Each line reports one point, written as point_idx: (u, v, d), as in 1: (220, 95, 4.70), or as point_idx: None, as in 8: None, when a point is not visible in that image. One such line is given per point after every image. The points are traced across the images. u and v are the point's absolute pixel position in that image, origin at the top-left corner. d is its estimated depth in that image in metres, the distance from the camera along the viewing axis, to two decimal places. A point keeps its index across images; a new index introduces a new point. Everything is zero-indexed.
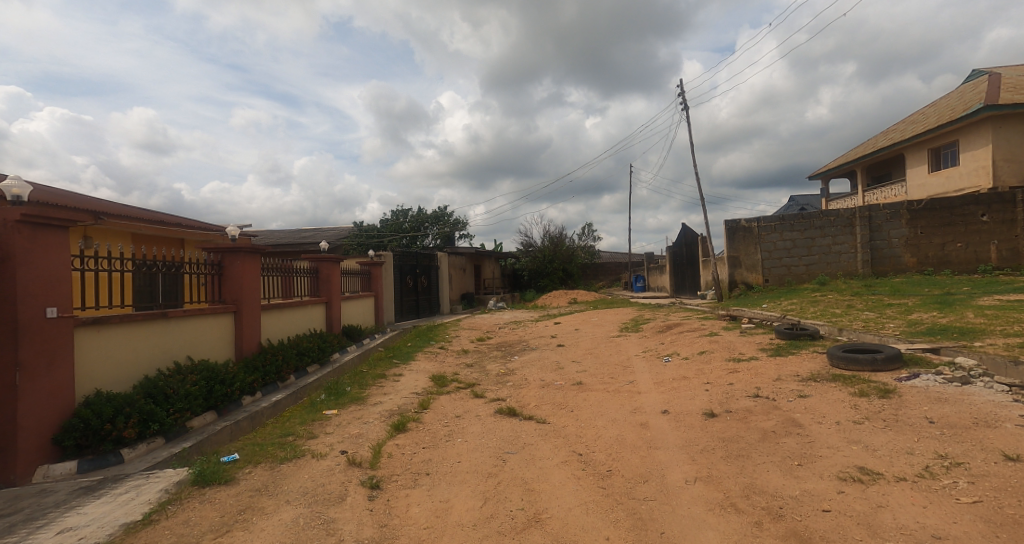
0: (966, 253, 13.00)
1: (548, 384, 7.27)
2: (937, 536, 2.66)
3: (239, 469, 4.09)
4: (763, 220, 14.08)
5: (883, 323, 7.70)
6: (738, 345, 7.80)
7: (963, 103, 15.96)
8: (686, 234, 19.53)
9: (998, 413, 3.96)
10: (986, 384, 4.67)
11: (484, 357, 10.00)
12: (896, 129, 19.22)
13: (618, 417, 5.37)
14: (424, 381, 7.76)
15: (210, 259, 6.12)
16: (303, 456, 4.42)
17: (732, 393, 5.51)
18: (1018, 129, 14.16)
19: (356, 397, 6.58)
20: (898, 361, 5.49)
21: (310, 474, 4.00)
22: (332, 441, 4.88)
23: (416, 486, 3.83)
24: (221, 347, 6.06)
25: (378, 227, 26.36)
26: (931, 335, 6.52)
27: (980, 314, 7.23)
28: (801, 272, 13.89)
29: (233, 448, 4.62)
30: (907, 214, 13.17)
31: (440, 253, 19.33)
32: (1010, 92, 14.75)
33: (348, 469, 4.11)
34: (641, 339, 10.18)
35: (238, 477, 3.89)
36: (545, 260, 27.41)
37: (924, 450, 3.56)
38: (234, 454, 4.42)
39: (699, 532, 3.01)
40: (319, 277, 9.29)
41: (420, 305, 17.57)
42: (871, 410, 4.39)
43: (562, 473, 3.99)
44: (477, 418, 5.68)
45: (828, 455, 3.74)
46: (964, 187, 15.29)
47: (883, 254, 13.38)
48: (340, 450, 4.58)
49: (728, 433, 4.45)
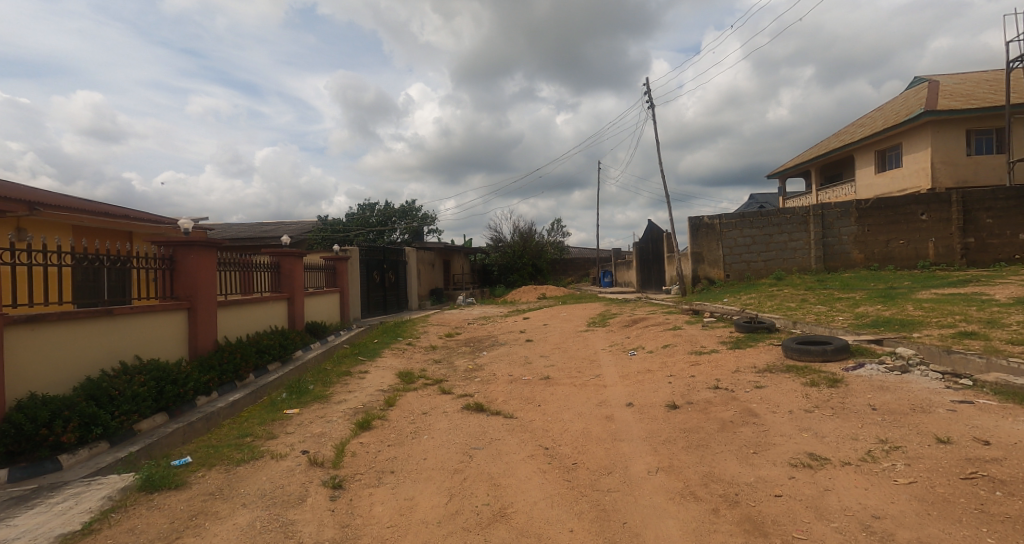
0: (908, 249, 13.63)
1: (516, 379, 7.31)
2: (876, 516, 2.83)
3: (191, 473, 3.96)
4: (724, 217, 14.53)
5: (833, 316, 8.07)
6: (700, 338, 8.04)
7: (906, 108, 16.87)
8: (653, 230, 19.93)
9: (933, 399, 4.22)
10: (923, 372, 4.94)
11: (452, 353, 9.97)
12: (848, 131, 20.15)
13: (584, 411, 5.46)
14: (390, 378, 7.68)
15: (161, 253, 5.85)
16: (261, 457, 4.31)
17: (694, 385, 5.68)
18: (953, 134, 15.10)
19: (320, 396, 6.46)
20: (846, 352, 5.77)
21: (269, 476, 3.92)
22: (293, 441, 4.78)
23: (380, 484, 3.80)
24: (174, 345, 5.86)
25: (344, 221, 25.76)
26: (875, 327, 6.88)
27: (919, 307, 7.68)
28: (759, 267, 14.41)
29: (186, 451, 4.48)
30: (856, 213, 13.80)
31: (408, 248, 19.08)
32: (948, 99, 15.70)
33: (310, 469, 4.05)
34: (607, 334, 10.33)
35: (190, 481, 3.78)
36: (515, 255, 27.50)
37: (867, 435, 3.76)
38: (187, 457, 4.29)
39: (660, 521, 3.10)
40: (280, 272, 9.04)
41: (388, 300, 17.35)
42: (821, 399, 4.61)
43: (529, 468, 4.03)
44: (444, 414, 5.67)
45: (781, 442, 3.91)
46: (906, 187, 16.16)
47: (834, 250, 13.99)
48: (301, 450, 4.50)
49: (689, 424, 4.59)
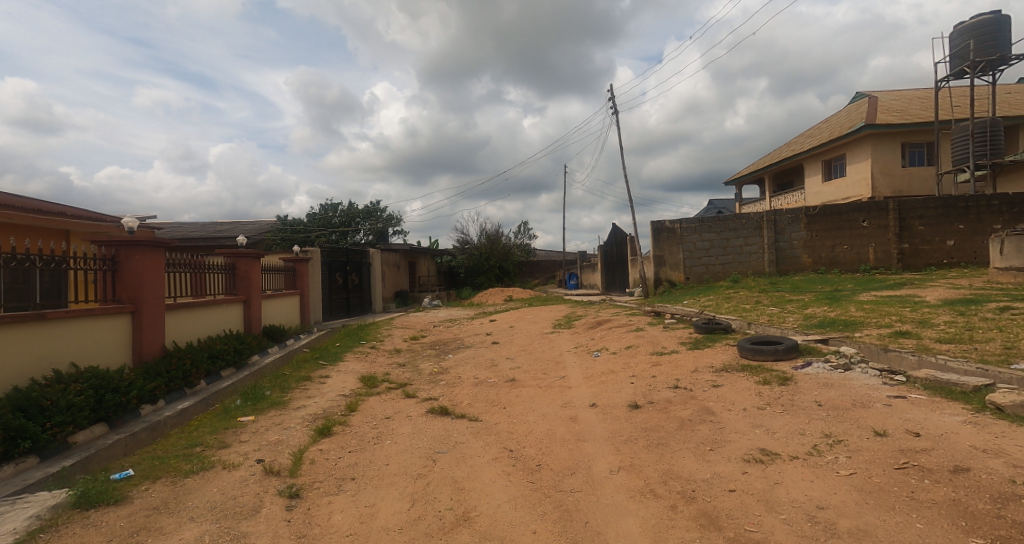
0: (851, 254, 14.37)
1: (482, 382, 7.32)
2: (821, 507, 2.98)
3: (133, 487, 3.79)
4: (684, 221, 14.98)
5: (784, 317, 8.44)
6: (661, 339, 8.26)
7: (849, 121, 17.86)
8: (617, 234, 20.32)
9: (872, 394, 4.49)
10: (863, 370, 5.24)
11: (417, 356, 9.88)
12: (798, 141, 21.12)
13: (549, 412, 5.52)
14: (353, 382, 7.55)
15: (102, 254, 5.59)
16: (212, 468, 4.17)
17: (655, 385, 5.84)
18: (890, 147, 16.10)
19: (277, 402, 6.29)
20: (795, 351, 6.04)
21: (220, 487, 3.79)
22: (247, 449, 4.64)
23: (340, 492, 3.74)
24: (117, 350, 5.58)
25: (305, 221, 25.09)
26: (822, 327, 7.24)
27: (861, 308, 8.13)
28: (717, 270, 14.91)
29: (127, 464, 4.29)
30: (805, 219, 14.46)
31: (372, 249, 18.78)
32: (886, 113, 16.72)
33: (265, 478, 3.94)
34: (572, 335, 10.47)
35: (131, 496, 3.62)
36: (481, 258, 27.48)
37: (814, 430, 3.96)
38: (129, 470, 4.10)
39: (620, 519, 3.18)
40: (235, 273, 8.76)
41: (351, 303, 17.02)
42: (772, 396, 4.82)
43: (493, 470, 4.05)
44: (408, 418, 5.62)
45: (735, 439, 4.07)
46: (849, 195, 17.09)
47: (785, 254, 14.62)
48: (256, 459, 4.37)
49: (650, 423, 4.71)
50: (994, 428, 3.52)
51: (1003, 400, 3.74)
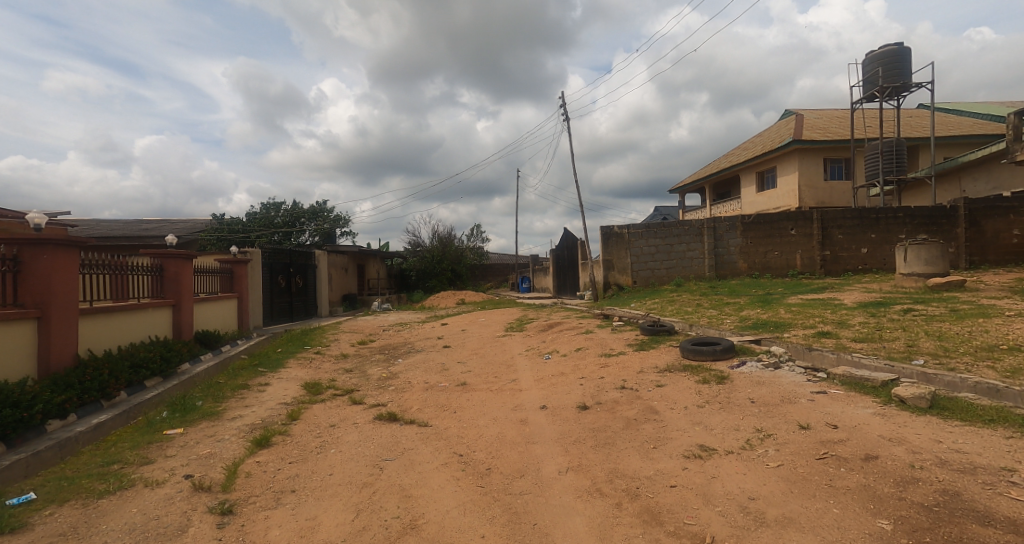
0: (782, 260, 15.30)
1: (432, 386, 7.26)
2: (752, 498, 3.17)
3: (37, 512, 3.50)
4: (632, 227, 15.48)
5: (722, 319, 8.90)
6: (609, 341, 8.49)
7: (779, 136, 19.11)
8: (568, 238, 20.69)
9: (799, 391, 4.81)
10: (791, 367, 5.61)
11: (366, 362, 9.66)
12: (735, 153, 22.34)
13: (499, 415, 5.56)
14: (295, 389, 7.30)
15: (3, 253, 5.16)
16: (132, 486, 3.92)
17: (602, 386, 6.00)
18: (814, 162, 17.34)
19: (209, 413, 5.98)
20: (732, 351, 6.38)
21: (142, 507, 3.58)
22: (174, 465, 4.40)
23: (279, 505, 3.61)
24: (20, 361, 5.13)
25: (244, 221, 23.95)
26: (756, 328, 7.69)
27: (790, 310, 8.69)
28: (662, 274, 15.47)
29: (29, 487, 3.94)
30: (741, 226, 15.28)
31: (318, 251, 18.21)
32: (811, 130, 18.01)
33: (194, 495, 3.75)
34: (524, 338, 10.58)
35: (34, 522, 3.34)
36: (433, 260, 27.23)
37: (747, 426, 4.20)
38: (30, 494, 3.77)
39: (566, 519, 3.25)
40: (163, 275, 8.27)
41: (295, 306, 16.43)
42: (711, 395, 5.07)
43: (441, 476, 4.03)
44: (354, 426, 5.49)
45: (677, 436, 4.25)
46: (779, 205, 18.24)
47: (724, 260, 15.38)
48: (184, 475, 4.15)
49: (598, 423, 4.84)
50: (899, 418, 3.88)
51: (905, 393, 4.13)
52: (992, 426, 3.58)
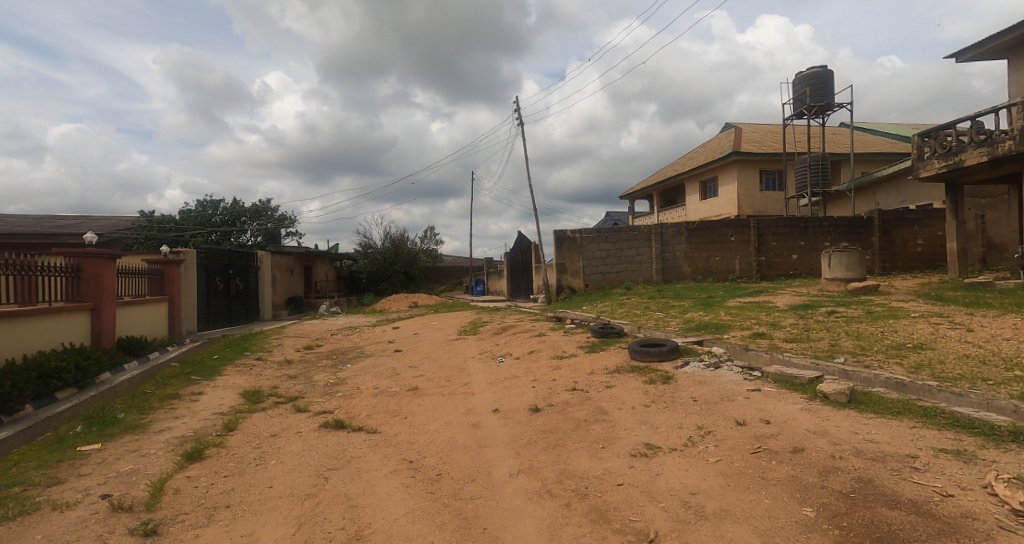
0: (722, 265, 16.02)
1: (382, 392, 7.12)
2: (692, 493, 3.31)
3: None
4: (584, 231, 15.79)
5: (668, 321, 9.23)
6: (561, 343, 8.62)
7: (720, 148, 20.08)
8: (523, 241, 20.86)
9: (737, 389, 5.07)
10: (730, 367, 5.90)
11: (312, 367, 9.34)
12: (681, 162, 23.27)
13: (451, 420, 5.52)
14: (233, 398, 6.97)
15: None
16: (39, 510, 3.62)
17: (554, 388, 6.08)
18: (752, 172, 18.33)
19: (133, 426, 5.61)
20: (677, 352, 6.63)
21: (51, 532, 3.32)
22: (89, 484, 4.10)
23: (212, 522, 3.44)
24: None
25: (178, 220, 22.63)
26: (699, 330, 8.03)
27: (730, 312, 9.14)
28: (612, 278, 15.86)
29: None
30: (686, 232, 15.91)
31: (261, 252, 17.47)
32: (749, 143, 19.04)
33: (112, 516, 3.51)
34: (477, 341, 10.56)
35: None
36: (384, 262, 26.72)
37: (690, 424, 4.37)
38: None
39: (515, 522, 3.27)
40: (80, 277, 7.69)
41: (234, 310, 15.69)
42: (657, 394, 5.25)
43: (390, 484, 3.96)
44: (297, 435, 5.31)
45: (624, 436, 4.38)
46: (720, 213, 19.13)
47: (670, 264, 15.95)
48: (101, 494, 3.88)
49: (549, 425, 4.90)
50: (823, 413, 4.16)
51: (828, 389, 4.43)
52: (899, 417, 3.91)
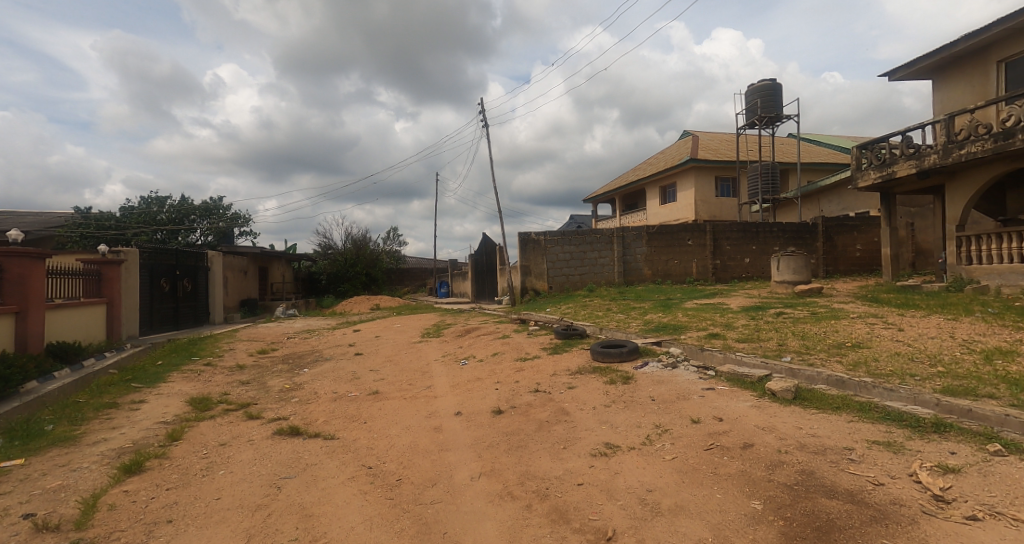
0: (681, 267, 16.43)
1: (341, 396, 6.92)
2: (650, 490, 3.34)
3: None
4: (548, 234, 15.89)
5: (629, 322, 9.38)
6: (525, 345, 8.62)
7: (678, 154, 20.65)
8: (487, 243, 20.82)
9: (694, 388, 5.18)
10: (686, 366, 6.03)
11: (267, 372, 9.00)
12: (641, 167, 23.78)
13: (412, 424, 5.42)
14: (178, 406, 6.61)
15: None
16: None
17: (516, 390, 6.06)
18: (708, 179, 18.93)
19: (63, 438, 5.23)
20: (637, 352, 6.74)
21: None
22: (10, 503, 3.78)
23: (151, 539, 3.23)
24: None
25: (120, 217, 21.37)
26: (658, 331, 8.19)
27: (687, 314, 9.37)
28: (575, 280, 16.02)
29: None
30: (646, 236, 16.24)
31: (212, 252, 16.73)
32: (705, 150, 19.66)
33: (35, 537, 3.25)
34: (440, 344, 10.43)
35: None
36: (345, 264, 26.11)
37: (648, 423, 4.43)
38: None
39: (475, 526, 3.22)
40: (3, 277, 7.13)
41: (181, 313, 14.95)
42: (617, 394, 5.30)
43: (347, 491, 3.84)
44: (249, 443, 5.08)
45: (585, 436, 4.40)
46: (678, 217, 19.65)
47: (631, 266, 16.23)
48: (23, 514, 3.59)
49: (511, 427, 4.87)
50: (772, 409, 4.30)
51: (776, 386, 4.59)
52: (838, 412, 4.09)
